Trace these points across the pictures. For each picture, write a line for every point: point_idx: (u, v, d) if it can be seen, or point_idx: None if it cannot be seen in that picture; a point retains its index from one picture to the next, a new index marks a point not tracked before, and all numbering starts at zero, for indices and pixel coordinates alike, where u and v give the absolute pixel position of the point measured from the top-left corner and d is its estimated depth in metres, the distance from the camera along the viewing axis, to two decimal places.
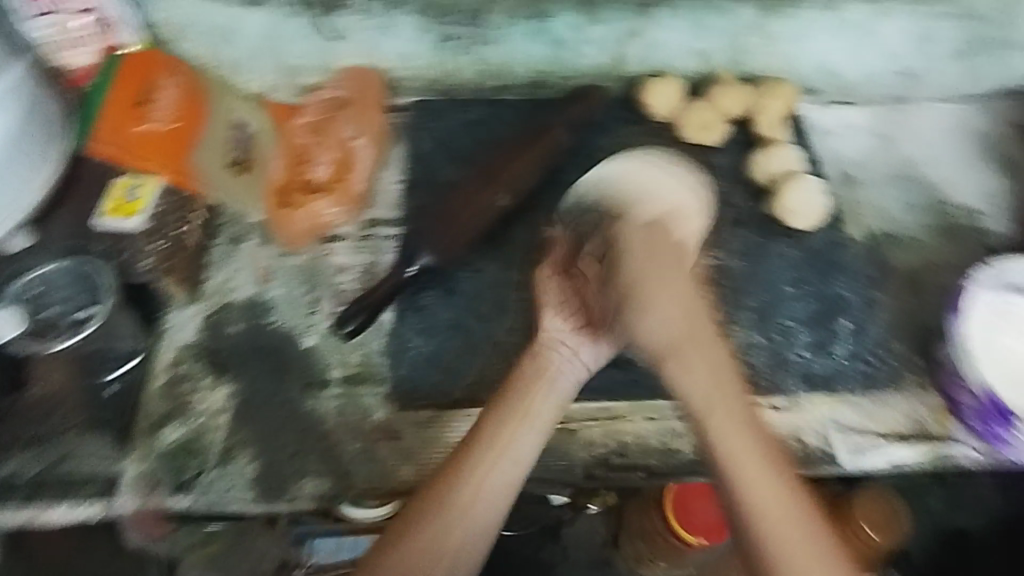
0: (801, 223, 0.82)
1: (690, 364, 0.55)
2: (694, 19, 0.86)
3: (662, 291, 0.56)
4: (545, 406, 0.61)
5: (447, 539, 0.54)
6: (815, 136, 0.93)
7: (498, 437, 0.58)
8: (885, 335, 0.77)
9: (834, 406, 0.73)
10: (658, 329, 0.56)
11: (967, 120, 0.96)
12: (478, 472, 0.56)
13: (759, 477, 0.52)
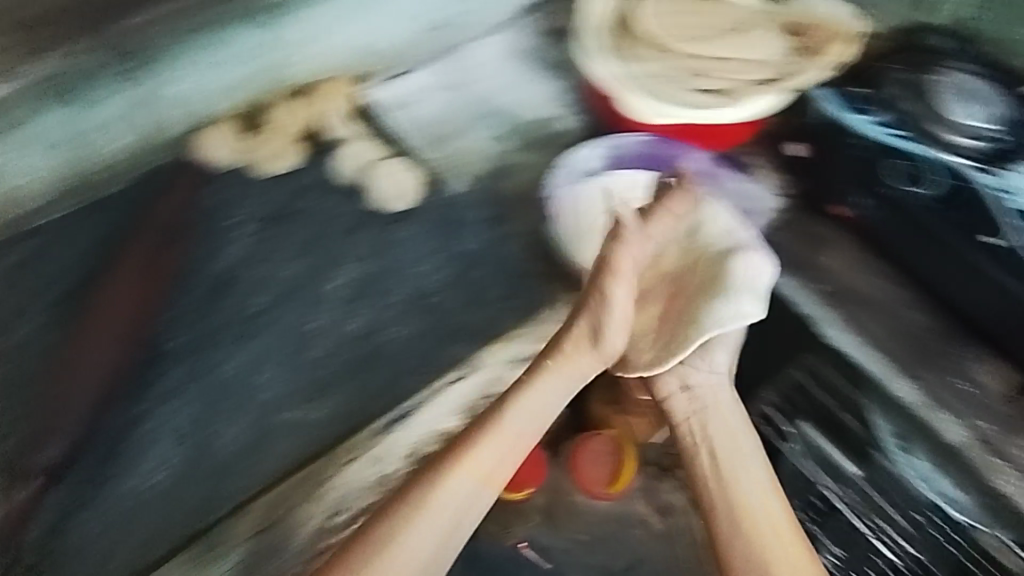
0: (397, 202, 0.84)
1: (716, 425, 0.71)
2: (199, 60, 0.81)
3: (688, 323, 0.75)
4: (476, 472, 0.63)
5: (416, 536, 0.60)
6: (389, 114, 0.90)
7: (532, 392, 0.68)
8: (526, 259, 0.82)
9: (507, 351, 0.75)
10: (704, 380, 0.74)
11: (518, 40, 0.99)
12: (443, 481, 0.62)
13: (738, 476, 0.67)
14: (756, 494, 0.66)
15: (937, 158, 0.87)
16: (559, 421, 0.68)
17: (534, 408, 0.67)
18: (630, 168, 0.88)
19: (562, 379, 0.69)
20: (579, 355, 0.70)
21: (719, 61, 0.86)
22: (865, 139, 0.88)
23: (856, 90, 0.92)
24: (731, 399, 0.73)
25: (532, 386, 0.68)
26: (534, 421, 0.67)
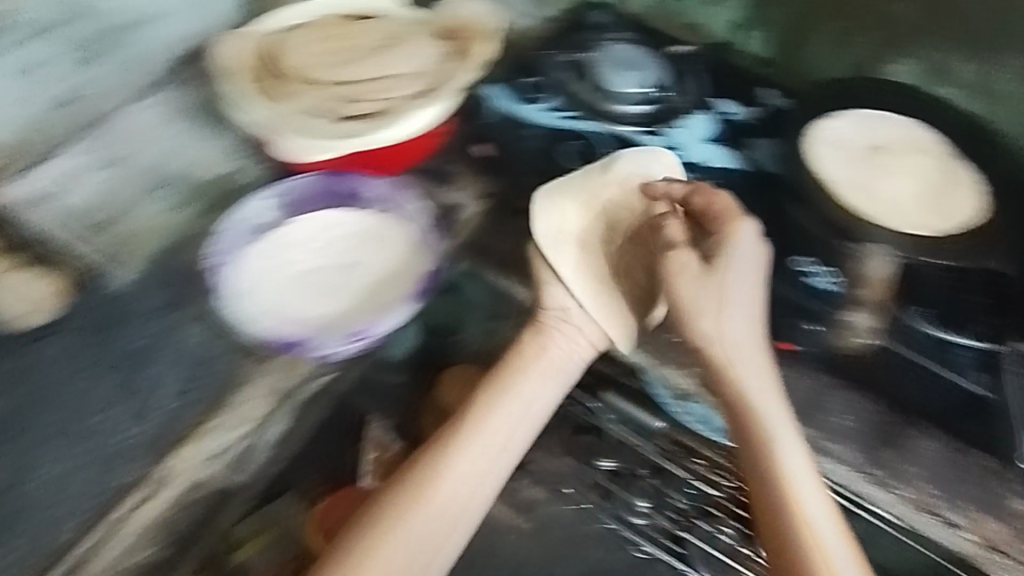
0: (27, 316, 0.76)
1: (735, 349, 0.72)
2: None
3: (736, 301, 0.74)
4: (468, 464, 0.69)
5: (405, 535, 0.65)
6: (34, 211, 0.81)
7: (512, 388, 0.74)
8: (207, 343, 0.76)
9: (188, 449, 0.71)
10: (733, 335, 0.73)
11: (179, 95, 0.93)
12: (438, 473, 0.68)
13: (777, 437, 0.68)
14: (789, 460, 0.67)
15: (605, 131, 0.91)
16: (535, 418, 0.74)
17: (502, 405, 0.73)
18: (314, 205, 0.83)
19: (535, 372, 0.76)
20: (550, 328, 0.78)
21: (366, 83, 0.82)
22: (536, 128, 0.92)
23: (525, 81, 0.95)
24: (763, 374, 0.72)
25: (498, 391, 0.74)
26: (514, 416, 0.73)
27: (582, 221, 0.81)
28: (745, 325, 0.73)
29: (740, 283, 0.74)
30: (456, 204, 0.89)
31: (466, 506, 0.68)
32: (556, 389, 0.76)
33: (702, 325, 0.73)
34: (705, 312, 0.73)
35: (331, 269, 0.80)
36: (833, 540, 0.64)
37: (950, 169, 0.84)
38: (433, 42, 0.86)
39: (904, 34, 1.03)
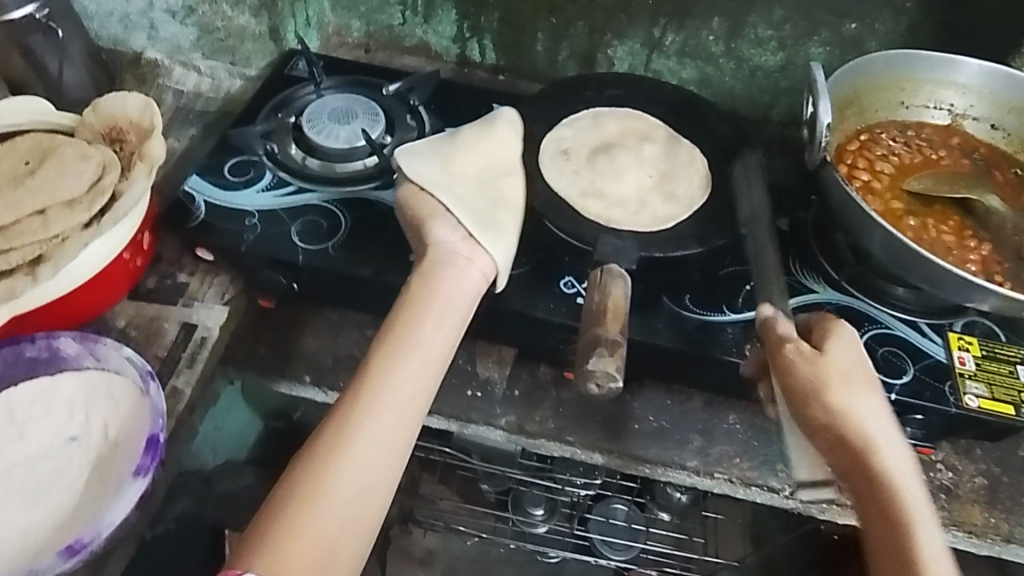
0: None
1: (867, 420, 0.64)
2: None
3: (858, 382, 0.66)
4: (406, 375, 0.63)
5: (324, 512, 0.56)
6: None
7: (404, 334, 0.65)
8: None
9: None
10: (864, 411, 0.64)
11: None
12: (350, 435, 0.59)
13: (907, 488, 0.62)
14: (911, 504, 0.61)
15: (336, 197, 0.83)
16: (437, 355, 0.65)
17: (406, 350, 0.64)
18: None
19: (434, 311, 0.67)
20: (438, 267, 0.70)
21: (9, 225, 0.66)
22: (258, 213, 0.79)
23: (231, 164, 0.84)
24: (870, 411, 0.65)
25: (395, 342, 0.64)
26: (419, 362, 0.64)
27: (442, 172, 0.76)
28: (879, 412, 0.65)
29: (855, 369, 0.66)
30: (203, 319, 0.80)
31: (384, 468, 0.59)
32: (453, 327, 0.68)
33: (834, 397, 0.64)
34: (845, 381, 0.65)
35: (37, 459, 0.66)
36: (929, 540, 0.60)
37: (678, 155, 0.88)
38: (85, 150, 0.72)
39: (606, 17, 1.03)
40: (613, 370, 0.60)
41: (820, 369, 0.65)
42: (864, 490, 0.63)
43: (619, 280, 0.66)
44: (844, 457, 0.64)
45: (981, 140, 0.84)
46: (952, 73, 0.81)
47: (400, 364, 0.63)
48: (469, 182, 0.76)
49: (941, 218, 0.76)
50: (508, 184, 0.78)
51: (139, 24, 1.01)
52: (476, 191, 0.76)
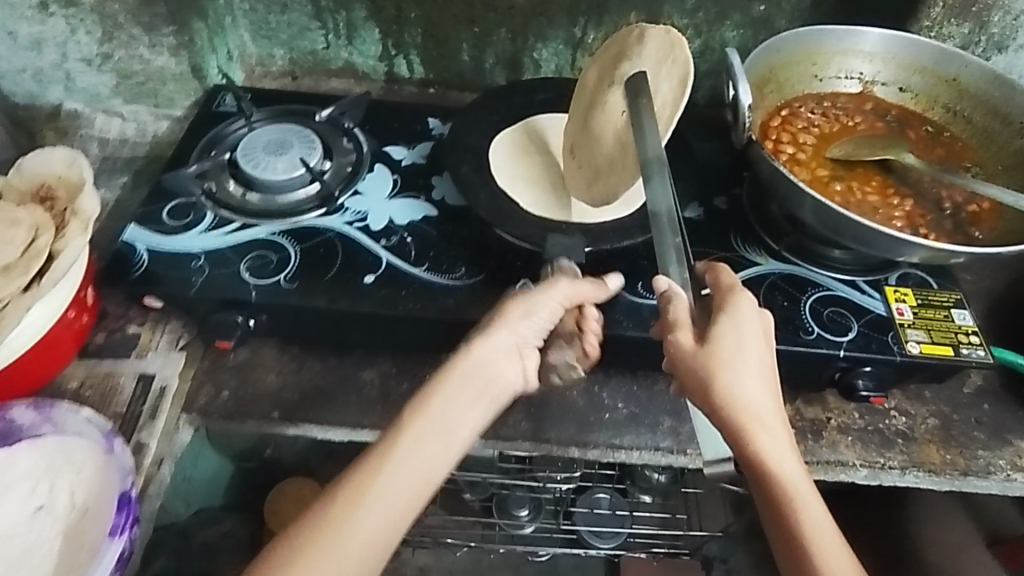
0: None
1: (759, 409, 0.60)
2: None
3: (741, 359, 0.61)
4: (444, 419, 0.61)
5: (339, 544, 0.54)
6: None
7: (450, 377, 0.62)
8: None
9: None
10: (752, 399, 0.60)
11: None
12: (359, 502, 0.56)
13: (801, 488, 0.59)
14: (805, 504, 0.59)
15: (281, 229, 0.82)
16: (490, 395, 0.63)
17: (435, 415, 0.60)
18: None
19: (467, 379, 0.63)
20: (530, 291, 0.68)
21: None
22: (203, 254, 0.78)
23: (168, 208, 0.83)
24: (727, 374, 0.60)
25: (444, 390, 0.62)
26: (465, 406, 0.62)
27: (524, 167, 0.89)
28: (763, 394, 0.61)
29: (740, 346, 0.61)
30: (159, 369, 0.79)
31: (373, 556, 0.55)
32: (514, 351, 0.66)
33: (720, 380, 0.59)
34: (731, 364, 0.60)
35: (4, 537, 0.65)
36: (820, 541, 0.58)
37: (659, 83, 0.78)
38: (14, 215, 0.70)
39: (526, 21, 1.05)
40: (574, 361, 0.76)
41: (704, 358, 0.60)
42: (755, 484, 0.60)
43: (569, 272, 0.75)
44: (729, 442, 0.61)
45: (892, 103, 0.90)
46: (856, 42, 0.86)
47: (438, 411, 0.61)
48: (523, 166, 0.89)
49: (863, 180, 0.81)
50: (533, 158, 0.91)
51: (53, 77, 0.98)
52: (531, 169, 0.89)
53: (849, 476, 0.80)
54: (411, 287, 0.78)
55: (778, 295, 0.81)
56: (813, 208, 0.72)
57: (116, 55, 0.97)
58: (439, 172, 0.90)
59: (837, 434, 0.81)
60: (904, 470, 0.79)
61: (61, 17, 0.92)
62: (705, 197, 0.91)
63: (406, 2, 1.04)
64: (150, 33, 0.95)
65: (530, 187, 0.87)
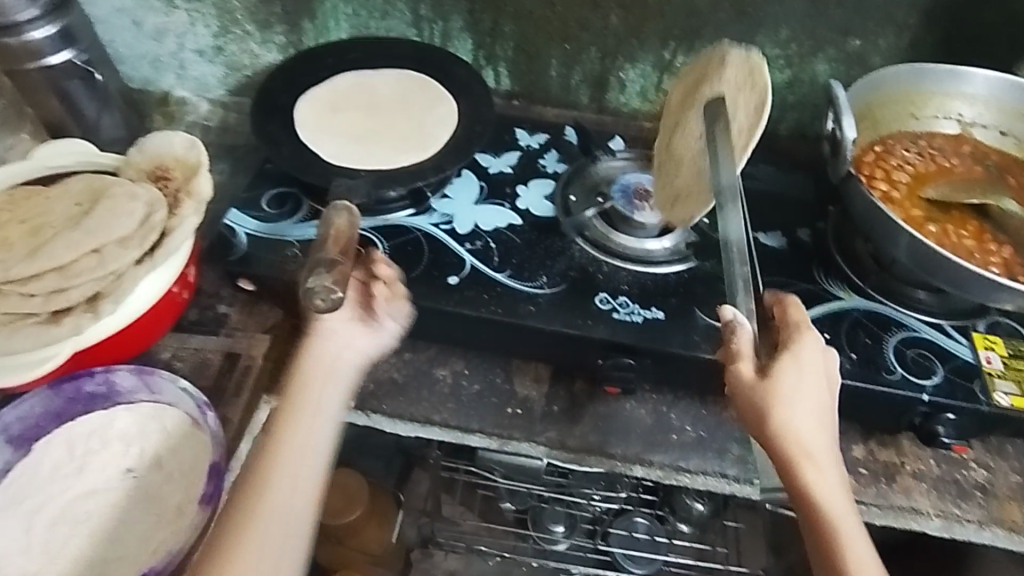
0: None
1: (809, 442, 0.60)
2: None
3: (802, 394, 0.60)
4: (306, 406, 0.63)
5: (260, 535, 0.56)
6: None
7: (304, 371, 0.65)
8: None
9: None
10: (805, 432, 0.60)
11: None
12: (255, 519, 0.57)
13: (847, 523, 0.58)
14: (850, 545, 0.57)
15: (373, 226, 0.85)
16: (345, 374, 0.66)
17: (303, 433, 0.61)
18: (51, 426, 0.71)
19: (337, 394, 0.65)
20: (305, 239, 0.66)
21: (68, 264, 0.67)
22: (298, 243, 0.82)
23: (270, 196, 0.87)
24: (788, 407, 0.60)
25: (302, 388, 0.64)
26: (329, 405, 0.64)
27: (353, 121, 0.89)
28: (817, 425, 0.60)
29: (803, 381, 0.61)
30: (246, 348, 0.82)
31: (296, 540, 0.57)
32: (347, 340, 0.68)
33: (774, 411, 0.59)
34: (791, 397, 0.60)
35: (96, 492, 0.68)
36: (864, 572, 0.56)
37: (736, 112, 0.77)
38: (135, 189, 0.74)
39: (618, 42, 1.07)
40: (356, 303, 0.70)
41: (765, 391, 0.60)
42: (801, 514, 0.60)
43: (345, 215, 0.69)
44: (778, 471, 0.60)
45: (992, 147, 0.88)
46: (958, 84, 0.85)
47: (308, 405, 0.63)
48: (358, 120, 0.89)
49: (960, 224, 0.79)
50: (378, 112, 0.90)
51: (167, 65, 1.05)
52: (359, 121, 0.89)
53: (921, 525, 0.78)
54: (494, 291, 0.80)
55: (860, 332, 0.79)
56: (908, 246, 0.72)
57: (229, 48, 1.03)
58: (525, 182, 0.92)
59: (911, 480, 0.79)
60: (982, 526, 0.76)
61: (184, 10, 0.99)
62: (788, 228, 0.90)
63: (503, 16, 1.07)
64: (263, 31, 1.01)
65: (379, 143, 0.87)
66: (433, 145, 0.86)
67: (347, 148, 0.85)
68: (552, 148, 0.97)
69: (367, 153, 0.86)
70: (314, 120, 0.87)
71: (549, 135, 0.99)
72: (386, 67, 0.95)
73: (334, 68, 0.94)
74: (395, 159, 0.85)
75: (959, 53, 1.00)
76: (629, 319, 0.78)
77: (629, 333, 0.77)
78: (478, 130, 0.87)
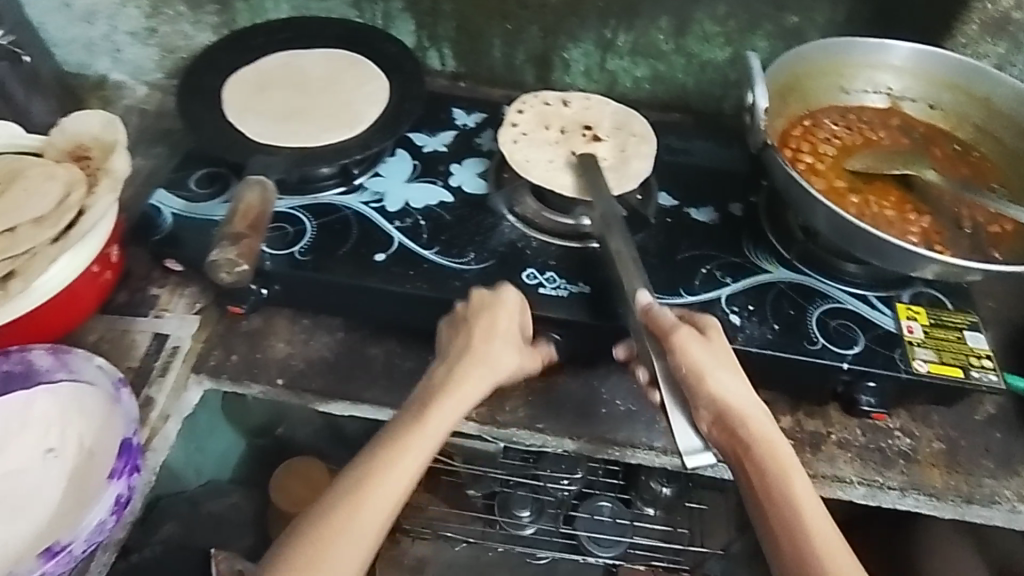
0: None
1: (746, 404, 0.65)
2: None
3: (729, 367, 0.66)
4: (440, 410, 0.67)
5: (347, 531, 0.60)
6: None
7: (458, 383, 0.69)
8: None
9: None
10: (741, 396, 0.65)
11: None
12: (349, 508, 0.61)
13: (790, 470, 0.64)
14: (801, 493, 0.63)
15: (302, 204, 0.84)
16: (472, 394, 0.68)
17: (421, 433, 0.65)
18: None
19: (468, 398, 0.68)
20: (237, 206, 0.66)
21: None
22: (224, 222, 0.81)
23: (196, 176, 0.86)
24: (725, 375, 0.65)
25: (441, 396, 0.68)
26: (446, 414, 0.67)
27: (282, 98, 0.88)
28: (747, 393, 0.66)
29: (725, 355, 0.67)
30: (174, 329, 0.82)
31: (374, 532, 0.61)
32: (497, 367, 0.70)
33: (710, 389, 0.64)
34: (721, 369, 0.65)
35: (14, 475, 0.68)
36: (807, 513, 0.62)
37: (551, 124, 0.91)
38: (52, 170, 0.74)
39: (559, 20, 1.07)
40: (234, 256, 0.61)
41: (699, 359, 0.64)
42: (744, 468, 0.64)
43: (257, 187, 0.68)
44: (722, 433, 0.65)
45: (919, 119, 0.89)
46: (885, 56, 0.86)
47: (435, 408, 0.67)
48: (288, 98, 0.88)
49: (882, 194, 0.80)
50: (309, 90, 0.90)
51: (102, 49, 1.04)
52: (289, 99, 0.88)
53: (847, 493, 0.79)
54: (420, 267, 0.80)
55: (784, 303, 0.80)
56: (826, 217, 0.72)
57: (162, 30, 1.02)
58: (458, 160, 0.92)
59: (837, 449, 0.80)
60: (903, 492, 0.78)
61: None
62: (721, 202, 0.91)
63: None
64: (194, 10, 1.01)
65: (307, 120, 0.86)
66: (363, 121, 0.86)
67: (272, 126, 0.84)
68: (487, 126, 0.97)
69: (296, 130, 0.85)
70: (241, 99, 0.86)
71: (486, 113, 0.99)
72: (319, 46, 0.95)
73: (266, 47, 0.94)
74: (324, 135, 0.84)
75: (895, 27, 1.01)
76: (555, 294, 0.79)
77: (554, 308, 0.77)
78: (407, 106, 0.87)
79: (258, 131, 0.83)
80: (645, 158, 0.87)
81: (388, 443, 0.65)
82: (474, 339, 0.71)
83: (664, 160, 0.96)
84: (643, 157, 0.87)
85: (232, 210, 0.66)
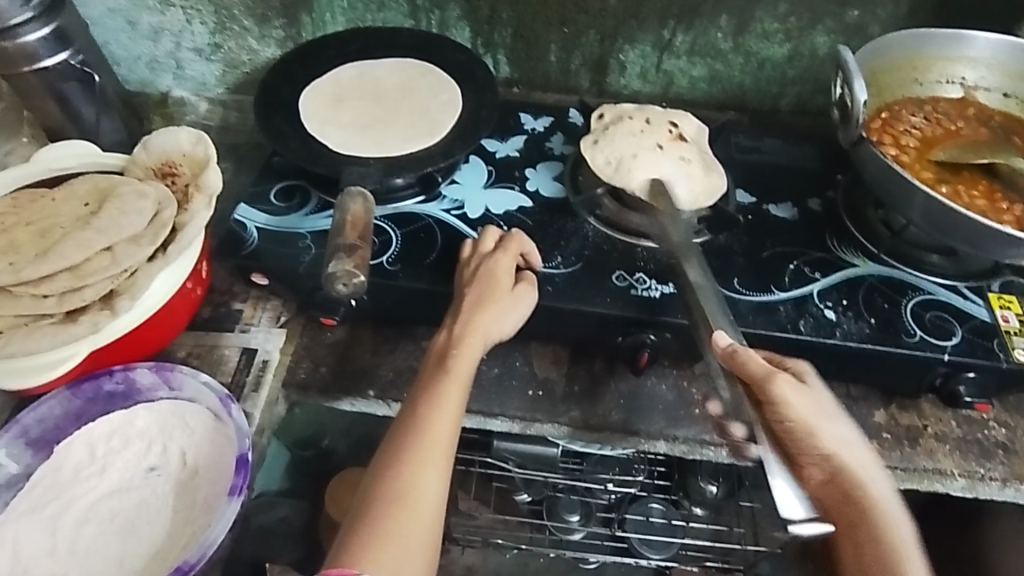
0: None
1: (848, 455, 0.65)
2: None
3: (831, 417, 0.65)
4: (460, 369, 0.67)
5: (417, 500, 0.60)
6: None
7: (471, 339, 0.69)
8: None
9: None
10: (845, 447, 0.65)
11: None
12: (411, 476, 0.61)
13: (899, 527, 0.65)
14: (899, 528, 0.65)
15: (385, 215, 0.84)
16: (478, 348, 0.69)
17: (447, 396, 0.66)
18: (72, 426, 0.70)
19: (474, 354, 0.69)
20: (342, 223, 0.72)
21: (80, 263, 0.67)
22: (310, 234, 0.81)
23: (276, 190, 0.86)
24: (829, 430, 0.65)
25: (461, 356, 0.68)
26: (465, 373, 0.67)
27: (357, 110, 0.88)
28: (849, 438, 0.66)
29: (828, 406, 0.66)
30: (262, 343, 0.82)
31: (439, 501, 0.61)
32: (498, 328, 0.71)
33: (818, 444, 0.64)
34: (828, 420, 0.65)
35: (119, 493, 0.68)
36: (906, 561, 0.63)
37: (639, 117, 0.91)
38: (146, 185, 0.74)
39: (617, 23, 1.07)
40: (353, 269, 0.67)
41: (806, 413, 0.64)
42: (843, 516, 0.65)
43: (358, 200, 0.75)
44: (822, 480, 0.65)
45: (996, 109, 0.88)
46: (963, 47, 0.86)
47: (453, 369, 0.67)
48: (364, 110, 0.88)
49: (970, 184, 0.80)
50: (382, 100, 0.90)
51: (165, 65, 1.05)
52: (365, 110, 0.88)
53: (945, 486, 0.78)
54: None
55: (877, 297, 0.79)
56: (923, 207, 0.72)
57: (227, 45, 1.03)
58: (532, 165, 0.92)
59: (934, 442, 0.80)
60: (1005, 484, 0.77)
61: (181, 8, 0.98)
62: (798, 199, 0.90)
63: (500, 2, 1.06)
64: (261, 25, 1.01)
65: (385, 130, 0.86)
66: (443, 129, 0.86)
67: (354, 137, 0.85)
68: (557, 130, 0.97)
69: (377, 140, 0.85)
70: (319, 113, 0.87)
71: (554, 117, 0.99)
72: (386, 57, 0.96)
73: (335, 60, 0.94)
74: (406, 144, 0.85)
75: (957, 19, 1.01)
76: (646, 296, 0.78)
77: (649, 309, 0.76)
78: (483, 112, 0.87)
79: (341, 142, 0.84)
80: (720, 174, 0.88)
81: (423, 406, 0.65)
82: (479, 304, 0.71)
83: (735, 158, 0.96)
84: (719, 173, 0.88)
85: (338, 225, 0.72)
